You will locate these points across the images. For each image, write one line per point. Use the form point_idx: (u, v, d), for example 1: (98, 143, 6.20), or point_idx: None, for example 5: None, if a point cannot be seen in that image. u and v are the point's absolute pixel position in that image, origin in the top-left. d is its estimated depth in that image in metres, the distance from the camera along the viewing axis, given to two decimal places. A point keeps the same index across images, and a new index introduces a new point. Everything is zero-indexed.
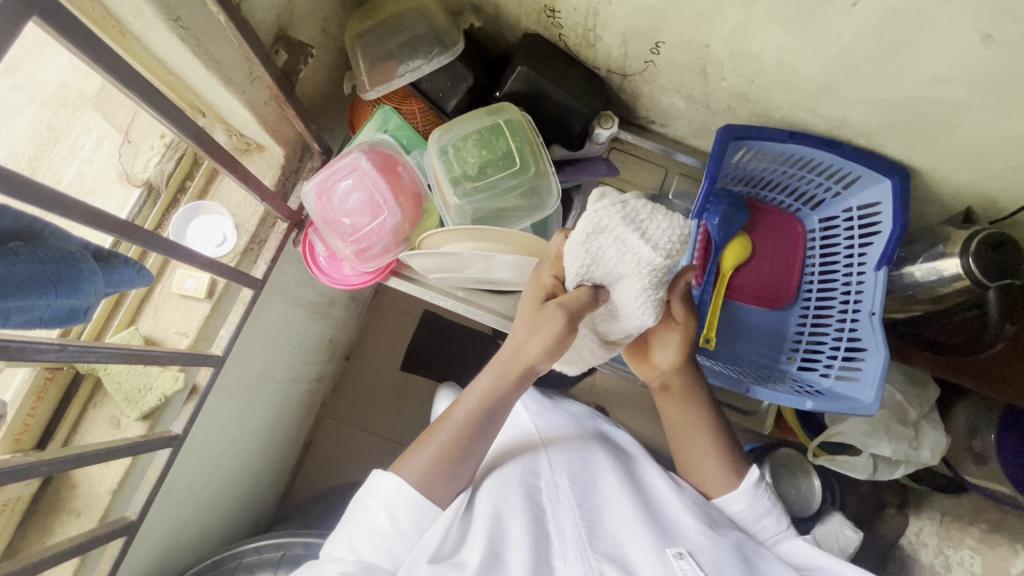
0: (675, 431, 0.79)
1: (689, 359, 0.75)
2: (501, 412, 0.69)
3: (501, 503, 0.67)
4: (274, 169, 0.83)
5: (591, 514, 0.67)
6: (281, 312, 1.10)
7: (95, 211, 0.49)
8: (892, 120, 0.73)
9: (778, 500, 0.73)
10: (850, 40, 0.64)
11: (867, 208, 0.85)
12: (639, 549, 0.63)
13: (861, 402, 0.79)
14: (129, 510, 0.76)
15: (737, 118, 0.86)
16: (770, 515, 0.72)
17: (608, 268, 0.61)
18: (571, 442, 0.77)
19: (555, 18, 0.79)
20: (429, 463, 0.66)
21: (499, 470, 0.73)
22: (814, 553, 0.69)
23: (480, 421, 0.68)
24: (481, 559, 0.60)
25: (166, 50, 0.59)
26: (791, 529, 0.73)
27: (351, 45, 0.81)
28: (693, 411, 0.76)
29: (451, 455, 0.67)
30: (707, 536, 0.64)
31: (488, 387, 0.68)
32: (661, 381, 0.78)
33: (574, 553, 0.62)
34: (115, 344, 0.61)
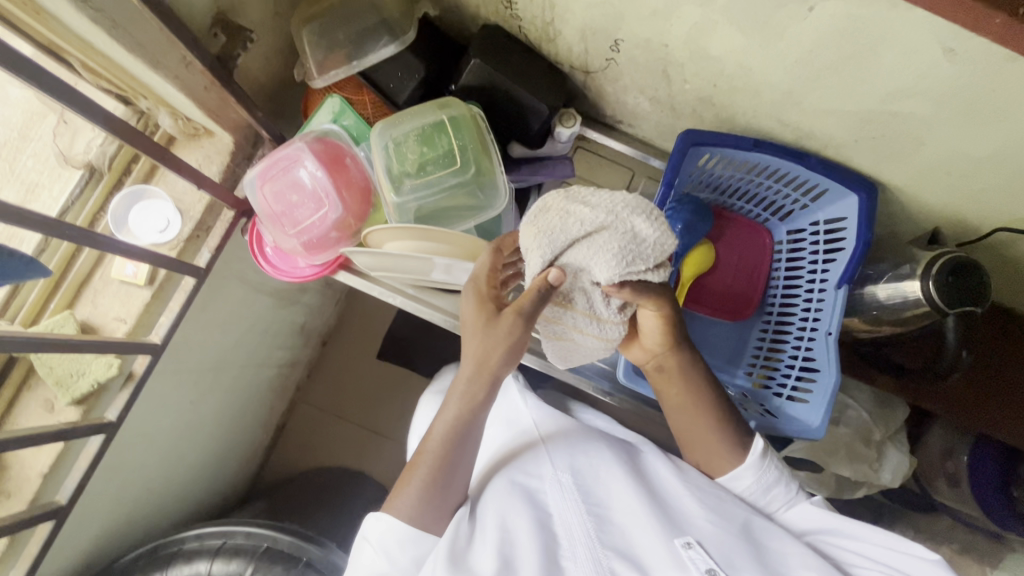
0: (676, 416, 0.77)
1: (679, 338, 0.74)
2: (476, 427, 0.65)
3: (505, 509, 0.65)
4: (222, 155, 0.81)
5: (597, 509, 0.65)
6: (242, 298, 1.09)
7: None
8: (858, 133, 0.70)
9: (785, 467, 0.72)
10: (808, 48, 0.60)
11: (833, 223, 0.81)
12: (648, 541, 0.60)
13: (809, 425, 0.76)
14: (59, 495, 0.75)
15: (704, 122, 0.82)
16: (777, 486, 0.71)
17: (566, 238, 0.62)
18: (573, 440, 0.75)
19: (513, 9, 0.75)
20: (412, 500, 0.63)
21: (502, 477, 0.71)
22: (825, 517, 0.68)
23: (455, 441, 0.64)
24: (492, 568, 0.57)
25: (85, 30, 0.57)
26: (800, 493, 0.72)
27: (299, 30, 0.77)
28: (695, 390, 0.75)
29: (431, 484, 0.63)
30: (715, 522, 0.63)
31: (459, 407, 0.64)
32: (657, 363, 0.77)
33: (583, 551, 0.60)
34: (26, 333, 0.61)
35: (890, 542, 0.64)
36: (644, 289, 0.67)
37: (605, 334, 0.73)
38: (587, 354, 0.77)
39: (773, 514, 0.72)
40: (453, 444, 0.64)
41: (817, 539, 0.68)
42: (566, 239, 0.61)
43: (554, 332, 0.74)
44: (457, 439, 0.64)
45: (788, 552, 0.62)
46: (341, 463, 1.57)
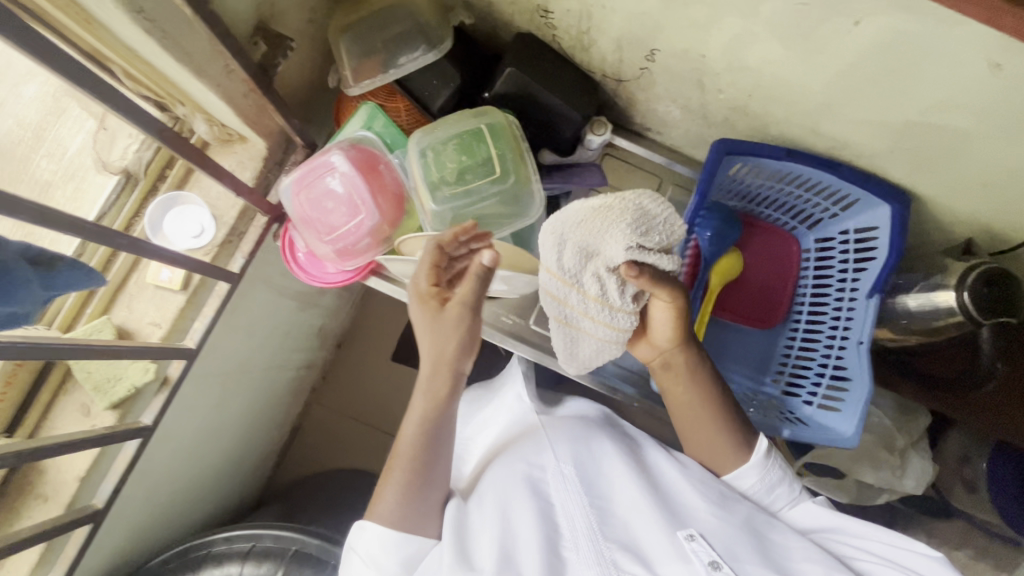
0: (682, 415, 0.77)
1: (688, 334, 0.73)
2: (444, 427, 0.66)
3: (509, 504, 0.66)
4: (255, 161, 0.81)
5: (599, 502, 0.65)
6: (266, 302, 1.10)
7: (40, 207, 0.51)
8: (893, 144, 0.70)
9: (789, 467, 0.73)
10: (851, 60, 0.60)
11: (864, 232, 0.81)
12: (650, 535, 0.61)
13: (842, 434, 0.76)
14: (96, 498, 0.76)
15: (735, 131, 0.82)
16: (782, 485, 0.71)
17: (581, 218, 0.64)
18: (573, 430, 0.75)
19: (548, 19, 0.76)
20: (391, 503, 0.65)
21: (504, 468, 0.71)
22: (827, 517, 0.69)
23: (425, 440, 0.65)
24: (494, 564, 0.59)
25: (134, 40, 0.57)
26: (804, 492, 0.73)
27: (336, 38, 0.78)
28: (701, 388, 0.75)
29: (406, 489, 0.65)
30: (716, 514, 0.63)
31: (422, 408, 0.65)
32: (663, 359, 0.76)
33: (586, 543, 0.60)
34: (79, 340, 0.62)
35: (892, 539, 0.65)
36: (660, 276, 0.65)
37: (615, 324, 0.69)
38: (596, 348, 0.74)
39: (778, 512, 0.72)
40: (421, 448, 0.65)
41: (820, 536, 0.68)
42: (584, 216, 0.64)
43: (562, 316, 0.71)
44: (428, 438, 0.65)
45: (790, 546, 0.62)
46: (356, 464, 1.58)
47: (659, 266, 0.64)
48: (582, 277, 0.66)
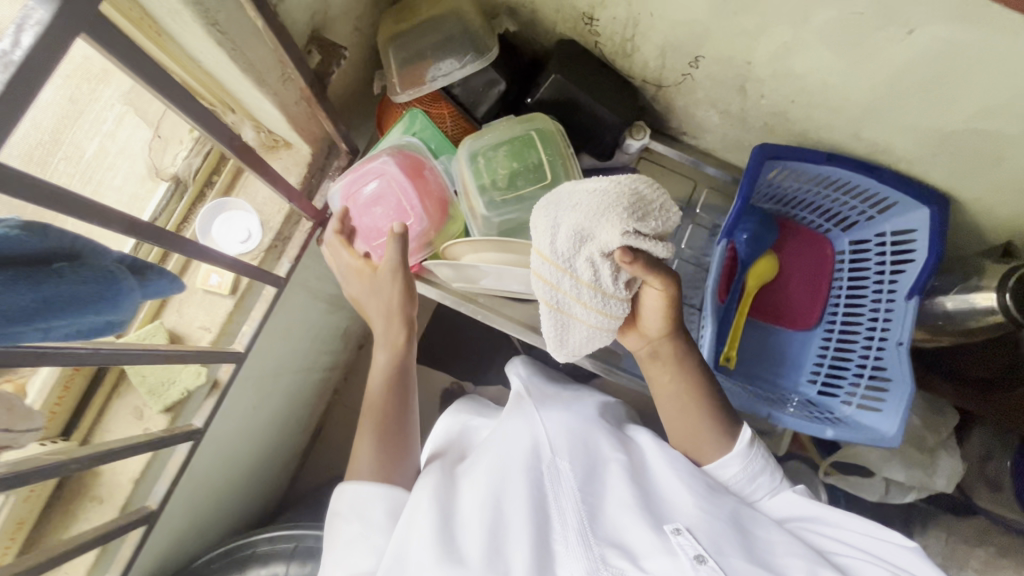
0: (669, 404, 0.76)
1: (678, 323, 0.72)
2: (406, 374, 0.77)
3: (496, 489, 0.64)
4: (300, 166, 0.83)
5: (590, 498, 0.64)
6: (301, 304, 1.11)
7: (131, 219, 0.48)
8: (935, 148, 0.71)
9: (770, 456, 0.72)
10: (902, 68, 0.62)
11: (901, 234, 0.83)
12: (636, 528, 0.60)
13: (884, 433, 0.77)
14: (150, 500, 0.77)
15: (773, 135, 0.84)
16: (763, 474, 0.71)
17: (576, 201, 0.61)
18: (567, 421, 0.74)
19: (592, 26, 0.77)
20: (366, 456, 0.70)
21: (491, 454, 0.69)
22: (807, 508, 0.69)
23: (391, 382, 0.76)
24: (482, 554, 0.57)
25: (202, 51, 0.58)
26: (783, 482, 0.72)
27: (383, 46, 0.80)
28: (688, 376, 0.74)
29: (379, 447, 0.70)
30: (703, 508, 0.62)
31: (387, 359, 0.77)
32: (652, 348, 0.75)
33: (575, 538, 0.59)
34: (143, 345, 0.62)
35: (868, 528, 0.66)
36: (652, 264, 0.62)
37: (608, 311, 0.65)
38: (587, 337, 0.69)
39: (757, 503, 0.71)
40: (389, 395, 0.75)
41: (797, 526, 0.68)
42: (580, 199, 0.61)
43: (554, 302, 0.66)
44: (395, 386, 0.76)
45: (774, 541, 0.61)
46: None
47: (653, 252, 0.62)
48: (575, 263, 0.63)
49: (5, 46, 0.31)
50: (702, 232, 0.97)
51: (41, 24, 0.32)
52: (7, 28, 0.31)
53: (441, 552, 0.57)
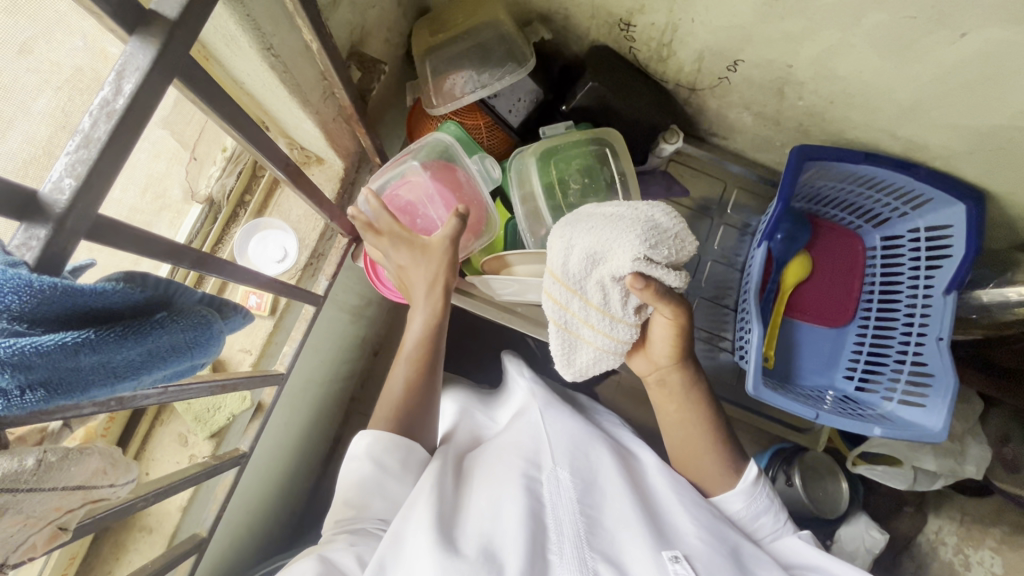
0: (672, 427, 0.81)
1: (685, 355, 0.74)
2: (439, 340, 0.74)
3: (499, 500, 0.66)
4: (334, 182, 0.79)
5: (590, 510, 0.66)
6: (326, 318, 1.09)
7: (172, 244, 0.40)
8: (975, 146, 0.72)
9: (776, 497, 0.75)
10: (947, 70, 0.62)
11: (936, 231, 0.83)
12: (636, 550, 0.62)
13: (929, 429, 0.78)
14: (198, 527, 0.76)
15: (808, 135, 0.84)
16: (767, 514, 0.74)
17: (596, 224, 0.64)
18: (575, 433, 0.77)
19: (629, 31, 0.76)
20: (388, 422, 0.69)
21: (502, 467, 0.71)
22: (809, 553, 0.71)
23: (424, 348, 0.73)
24: (478, 550, 0.58)
25: (249, 74, 0.56)
26: (788, 525, 0.75)
27: (420, 59, 0.80)
28: (690, 404, 0.78)
29: (399, 418, 0.69)
30: (705, 540, 0.65)
31: (423, 318, 0.73)
32: (658, 376, 0.78)
33: (571, 551, 0.60)
34: (200, 377, 0.56)
35: None
36: (665, 291, 0.63)
37: (614, 334, 0.68)
38: (595, 358, 0.71)
39: (760, 541, 0.74)
40: (424, 365, 0.72)
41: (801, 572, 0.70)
42: (596, 225, 0.64)
43: (562, 321, 0.69)
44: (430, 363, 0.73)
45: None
46: None
47: (666, 283, 0.62)
48: (587, 284, 0.66)
49: (108, 94, 0.30)
50: (733, 232, 0.97)
51: (140, 69, 0.31)
52: (108, 75, 0.31)
53: (438, 539, 0.58)
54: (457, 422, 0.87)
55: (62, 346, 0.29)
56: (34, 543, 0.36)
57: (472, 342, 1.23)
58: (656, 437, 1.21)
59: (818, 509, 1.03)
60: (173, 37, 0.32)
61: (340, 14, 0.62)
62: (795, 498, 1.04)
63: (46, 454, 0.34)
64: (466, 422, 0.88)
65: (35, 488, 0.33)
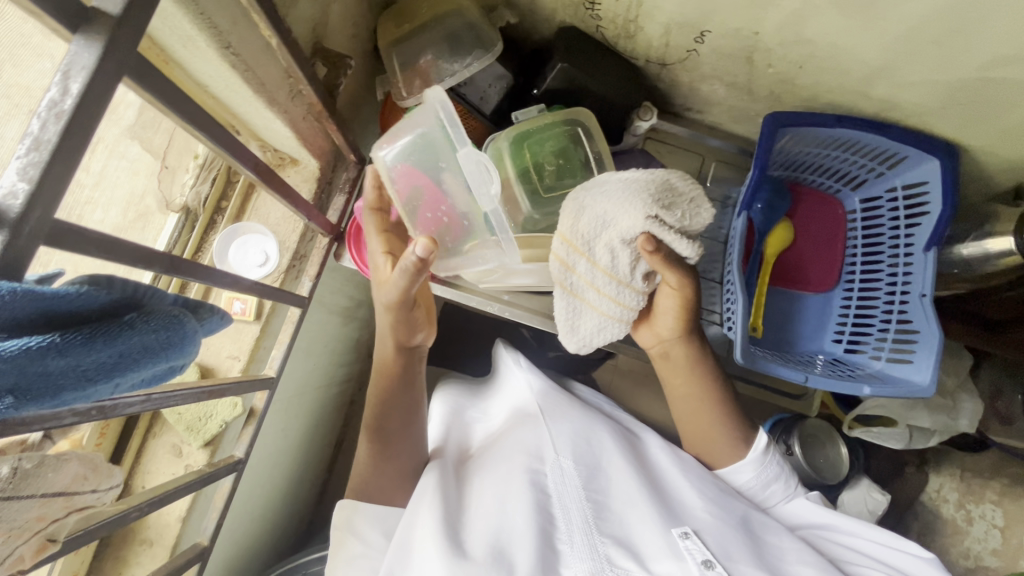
0: (680, 401, 0.79)
1: (691, 327, 0.74)
2: (405, 389, 0.76)
3: (503, 494, 0.66)
4: (310, 182, 0.79)
5: (596, 495, 0.67)
6: (316, 322, 1.08)
7: (142, 248, 0.40)
8: (947, 100, 0.72)
9: (786, 464, 0.76)
10: (911, 25, 0.62)
11: (913, 188, 0.83)
12: (646, 532, 0.63)
13: (916, 384, 0.79)
14: (199, 537, 0.75)
15: (781, 103, 0.84)
16: (778, 480, 0.75)
17: (607, 184, 0.64)
18: (575, 421, 0.76)
19: (595, 10, 0.76)
20: (358, 489, 0.72)
21: (503, 462, 0.71)
22: (820, 514, 0.73)
23: (376, 417, 0.73)
24: (488, 550, 0.59)
25: (212, 76, 0.56)
26: (798, 489, 0.76)
27: (387, 52, 0.80)
28: (698, 380, 0.76)
29: (369, 482, 0.72)
30: (713, 513, 0.66)
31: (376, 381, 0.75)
32: (663, 349, 0.77)
33: (581, 538, 0.61)
34: (187, 384, 0.55)
35: (885, 539, 0.69)
36: (674, 258, 0.65)
37: (622, 300, 0.68)
38: (598, 325, 0.71)
39: (771, 508, 0.76)
40: (373, 427, 0.74)
41: (811, 532, 0.72)
42: (609, 187, 0.64)
43: (566, 283, 0.68)
44: (379, 419, 0.73)
45: (785, 547, 0.65)
46: None
47: (672, 246, 0.63)
48: (596, 246, 0.66)
49: (55, 95, 0.30)
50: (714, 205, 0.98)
51: (86, 68, 0.31)
52: (54, 77, 0.30)
53: (443, 542, 0.59)
54: (446, 428, 0.85)
55: (26, 351, 0.29)
56: (22, 554, 0.35)
57: (465, 336, 1.23)
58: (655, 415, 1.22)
59: (820, 476, 1.04)
60: (119, 33, 0.32)
61: (300, 10, 0.61)
62: (797, 467, 1.04)
63: (20, 463, 0.34)
64: (455, 425, 0.86)
65: (13, 496, 0.33)
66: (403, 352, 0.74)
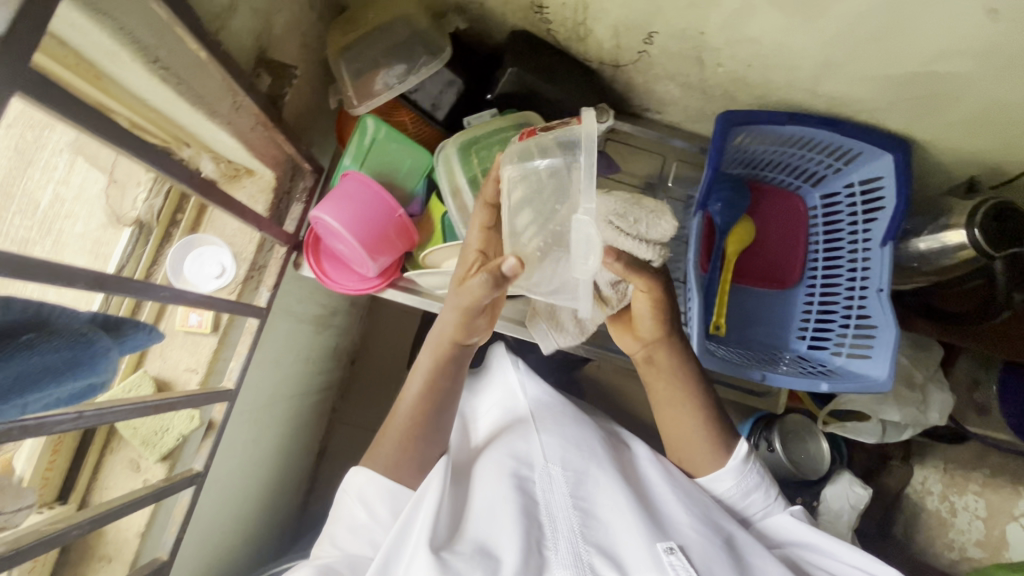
0: (662, 408, 0.78)
1: (669, 330, 0.74)
2: (447, 383, 0.76)
3: (491, 498, 0.67)
4: (266, 193, 0.79)
5: (583, 503, 0.67)
6: (286, 332, 1.07)
7: (57, 265, 0.41)
8: (894, 96, 0.72)
9: (767, 475, 0.76)
10: (849, 21, 0.62)
11: (869, 183, 0.84)
12: (630, 543, 0.63)
13: (874, 379, 0.79)
14: (159, 552, 0.75)
15: (735, 101, 0.84)
16: (758, 491, 0.74)
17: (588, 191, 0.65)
18: (567, 427, 0.76)
19: (543, 14, 0.76)
20: (383, 465, 0.71)
21: (491, 463, 0.72)
22: (798, 529, 0.73)
23: (417, 411, 0.73)
24: (475, 554, 0.60)
25: (147, 90, 0.56)
26: (778, 502, 0.76)
27: (335, 62, 0.80)
28: (680, 383, 0.76)
29: (399, 463, 0.71)
30: (698, 529, 0.66)
31: (426, 367, 0.75)
32: (647, 353, 0.76)
33: (565, 546, 0.62)
34: (131, 398, 0.55)
35: (864, 563, 0.69)
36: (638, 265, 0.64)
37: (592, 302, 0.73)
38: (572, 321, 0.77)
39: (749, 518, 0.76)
40: (418, 419, 0.73)
41: (791, 550, 0.72)
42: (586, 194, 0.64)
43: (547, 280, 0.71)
44: (421, 411, 0.73)
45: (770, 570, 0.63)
46: None
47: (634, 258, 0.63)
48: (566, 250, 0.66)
49: None
50: (678, 205, 0.97)
51: None
52: None
53: (432, 538, 0.60)
54: None
55: None
56: None
57: None
58: (632, 416, 1.21)
59: (800, 472, 1.04)
60: None
61: (238, 22, 0.61)
62: (778, 463, 1.04)
63: None
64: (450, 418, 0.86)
65: None
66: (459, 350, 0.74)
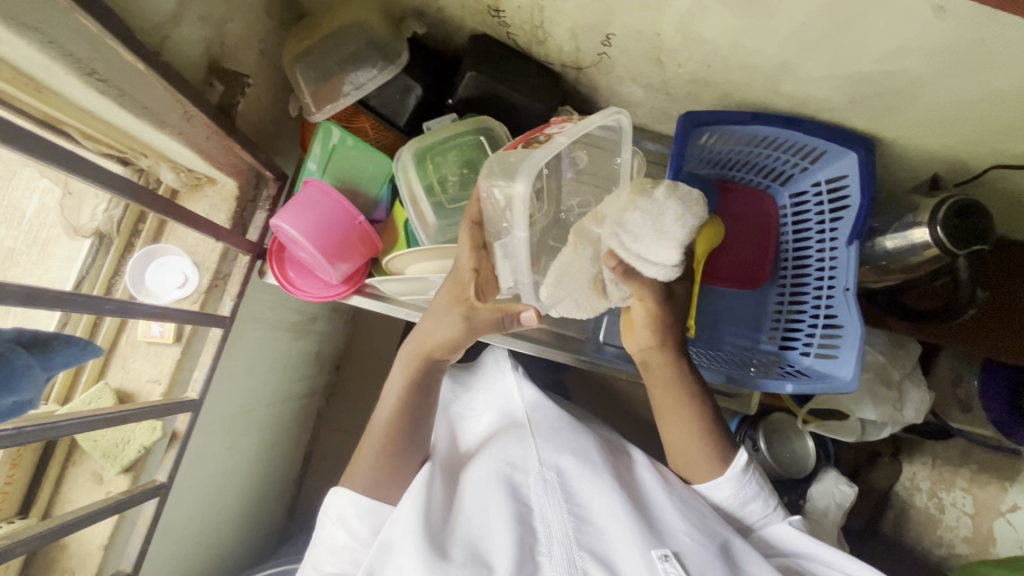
0: (662, 416, 0.77)
1: (668, 336, 0.74)
2: (431, 390, 0.75)
3: (485, 503, 0.66)
4: (229, 201, 0.78)
5: (577, 509, 0.66)
6: (259, 339, 1.07)
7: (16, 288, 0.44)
8: (853, 94, 0.72)
9: (766, 483, 0.74)
10: (799, 20, 0.62)
11: (835, 182, 0.83)
12: (624, 549, 0.62)
13: (841, 378, 0.79)
14: (123, 564, 0.74)
15: (700, 102, 0.84)
16: (756, 500, 0.73)
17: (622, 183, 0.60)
18: (562, 432, 0.76)
19: (501, 17, 0.76)
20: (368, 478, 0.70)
21: (484, 467, 0.71)
22: (798, 539, 0.71)
23: (395, 427, 0.72)
24: (468, 560, 0.60)
25: (89, 102, 0.55)
26: (778, 512, 0.74)
27: (291, 69, 0.80)
28: (675, 390, 0.75)
29: (382, 473, 0.71)
30: (694, 536, 0.64)
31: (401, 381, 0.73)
32: (642, 358, 0.76)
33: (559, 552, 0.61)
34: (78, 411, 0.54)
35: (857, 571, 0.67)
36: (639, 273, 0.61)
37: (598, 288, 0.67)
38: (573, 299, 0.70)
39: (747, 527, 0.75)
40: (398, 432, 0.72)
41: (793, 560, 0.71)
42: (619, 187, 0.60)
43: None
44: (401, 423, 0.72)
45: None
46: None
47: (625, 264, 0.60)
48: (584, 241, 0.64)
49: None
50: None
51: None
52: None
53: (424, 544, 0.60)
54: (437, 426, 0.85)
55: None
56: None
57: None
58: (613, 418, 1.21)
59: (784, 470, 1.05)
60: None
61: (184, 32, 0.61)
62: (763, 462, 1.05)
63: None
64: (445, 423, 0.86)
65: None
66: (432, 363, 0.73)
